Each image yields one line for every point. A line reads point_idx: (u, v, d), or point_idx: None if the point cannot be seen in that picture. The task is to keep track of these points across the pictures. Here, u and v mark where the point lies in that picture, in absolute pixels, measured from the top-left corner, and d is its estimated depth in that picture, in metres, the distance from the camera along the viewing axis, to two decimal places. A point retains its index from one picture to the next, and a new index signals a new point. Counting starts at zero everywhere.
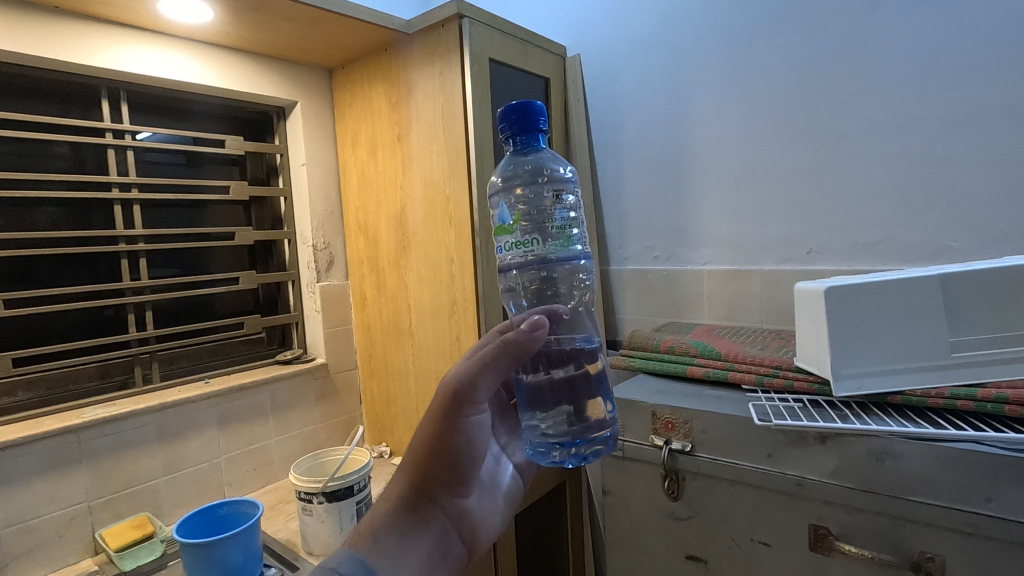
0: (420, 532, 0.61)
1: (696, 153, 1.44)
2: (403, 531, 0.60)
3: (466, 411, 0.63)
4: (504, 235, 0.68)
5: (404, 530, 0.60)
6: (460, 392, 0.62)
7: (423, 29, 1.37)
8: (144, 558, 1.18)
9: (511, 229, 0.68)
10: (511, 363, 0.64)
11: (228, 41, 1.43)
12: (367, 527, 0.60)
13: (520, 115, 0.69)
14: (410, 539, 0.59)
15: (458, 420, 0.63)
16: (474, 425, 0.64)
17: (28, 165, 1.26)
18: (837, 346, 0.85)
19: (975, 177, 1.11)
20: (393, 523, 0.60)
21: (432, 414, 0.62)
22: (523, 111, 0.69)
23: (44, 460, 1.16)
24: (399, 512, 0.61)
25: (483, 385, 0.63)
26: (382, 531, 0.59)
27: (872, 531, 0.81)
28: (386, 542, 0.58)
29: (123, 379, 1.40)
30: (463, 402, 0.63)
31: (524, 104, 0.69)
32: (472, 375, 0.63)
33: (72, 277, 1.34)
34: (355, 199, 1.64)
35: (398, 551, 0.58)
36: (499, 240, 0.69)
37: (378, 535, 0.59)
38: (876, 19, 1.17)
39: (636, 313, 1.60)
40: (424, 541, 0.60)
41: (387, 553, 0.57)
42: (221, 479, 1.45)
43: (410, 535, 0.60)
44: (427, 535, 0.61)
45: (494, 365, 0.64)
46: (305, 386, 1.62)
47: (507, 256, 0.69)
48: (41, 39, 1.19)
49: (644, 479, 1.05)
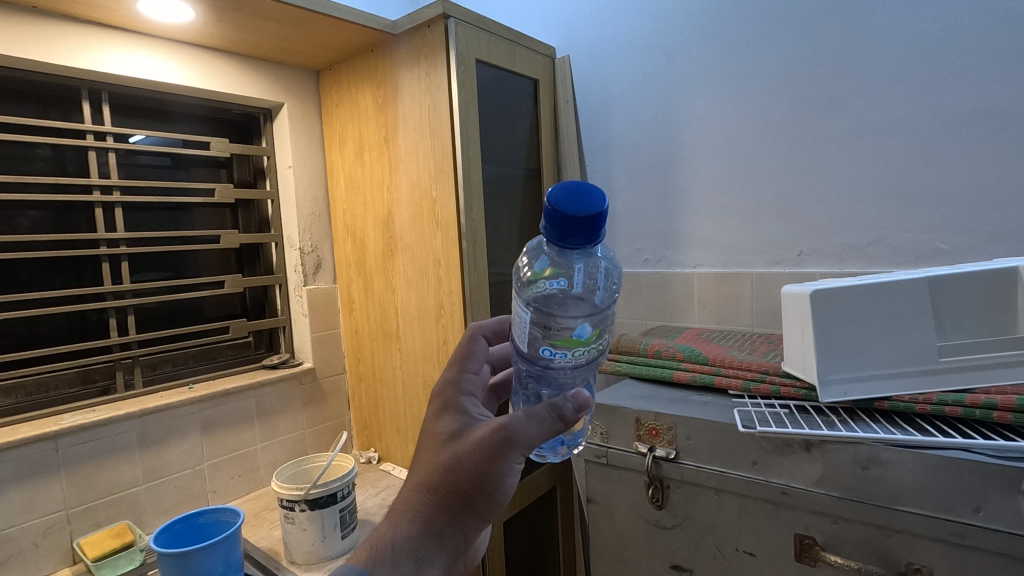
0: (436, 564, 0.55)
1: (686, 154, 1.42)
2: (422, 559, 0.55)
3: (517, 455, 0.57)
4: (576, 342, 0.56)
5: (422, 559, 0.55)
6: (516, 436, 0.56)
7: (410, 29, 1.35)
8: (122, 568, 1.16)
9: (588, 340, 0.57)
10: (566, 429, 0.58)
11: (212, 42, 1.41)
12: (385, 547, 0.54)
13: (577, 224, 0.54)
14: (426, 569, 0.54)
15: (505, 463, 0.57)
16: (516, 468, 0.58)
17: (6, 168, 1.24)
18: (823, 352, 0.83)
19: (965, 178, 1.09)
20: (413, 548, 0.55)
21: (478, 448, 0.57)
22: (586, 218, 0.54)
23: (19, 468, 1.14)
24: (421, 537, 0.55)
25: (538, 436, 0.57)
26: (401, 555, 0.54)
27: (858, 541, 0.79)
28: (404, 569, 0.53)
29: (105, 385, 1.38)
30: (517, 448, 0.57)
31: (580, 211, 0.54)
32: (531, 424, 0.57)
33: (52, 281, 1.31)
34: (342, 202, 1.62)
35: None
36: (569, 349, 0.56)
37: (396, 559, 0.53)
38: (867, 18, 1.16)
39: (626, 317, 1.58)
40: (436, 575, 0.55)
41: None
42: (204, 486, 1.43)
43: (426, 566, 0.55)
44: (442, 569, 0.56)
45: (549, 418, 0.57)
46: (292, 391, 1.60)
47: (567, 361, 0.57)
48: (18, 40, 1.17)
49: (629, 486, 1.03)
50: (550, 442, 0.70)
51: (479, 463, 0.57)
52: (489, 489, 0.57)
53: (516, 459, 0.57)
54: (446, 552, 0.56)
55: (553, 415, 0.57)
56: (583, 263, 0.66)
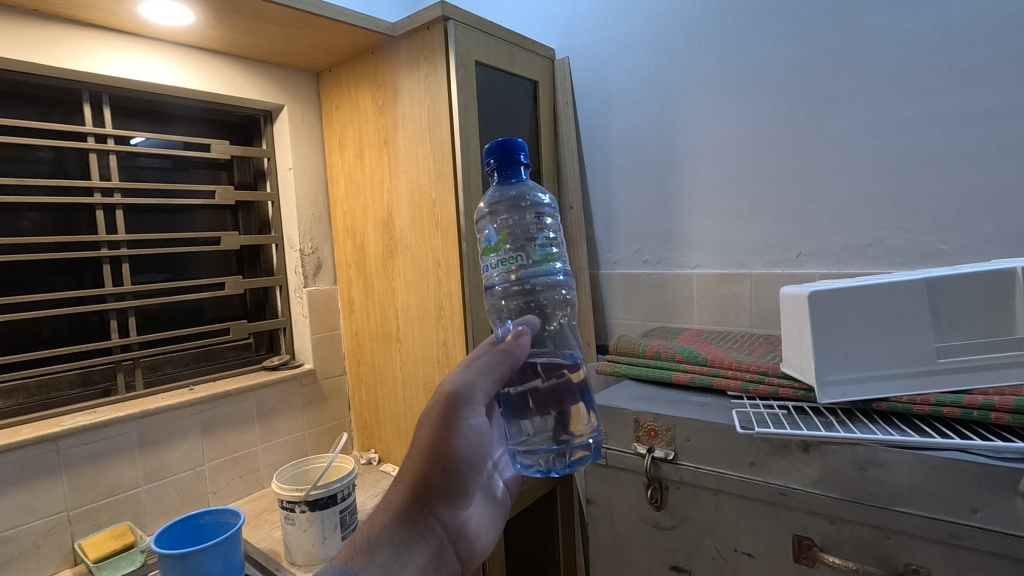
0: (417, 548, 0.62)
1: (685, 154, 1.43)
2: (400, 544, 0.61)
3: (465, 417, 0.65)
4: (489, 253, 0.67)
5: (402, 545, 0.61)
6: (461, 400, 0.65)
7: (409, 31, 1.35)
8: (123, 569, 1.17)
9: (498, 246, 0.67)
10: (507, 369, 0.68)
11: (213, 45, 1.42)
12: (364, 540, 0.61)
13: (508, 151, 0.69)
14: (405, 556, 0.61)
15: (457, 429, 0.65)
16: (469, 426, 0.66)
17: (7, 170, 1.25)
18: (822, 353, 0.83)
19: (964, 178, 1.09)
20: (391, 536, 0.62)
21: (430, 420, 0.65)
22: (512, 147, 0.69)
23: (20, 469, 1.15)
24: (397, 526, 0.62)
25: (479, 384, 0.66)
26: (377, 544, 0.60)
27: (856, 542, 0.79)
28: (383, 556, 0.60)
29: (106, 387, 1.38)
30: (463, 409, 0.65)
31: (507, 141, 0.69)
32: (472, 380, 0.66)
33: (54, 283, 1.32)
34: (343, 203, 1.63)
35: (393, 567, 0.59)
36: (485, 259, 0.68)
37: (375, 550, 0.60)
38: (865, 19, 1.16)
39: (625, 317, 1.58)
40: (420, 559, 0.62)
41: (384, 566, 0.59)
42: (205, 487, 1.43)
43: (406, 552, 0.61)
44: (421, 550, 0.62)
45: (487, 369, 0.67)
46: (292, 392, 1.60)
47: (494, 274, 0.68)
48: (20, 44, 1.18)
49: (628, 487, 1.03)
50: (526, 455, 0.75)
51: (433, 438, 0.65)
52: (449, 458, 0.65)
53: (467, 420, 0.65)
54: (422, 536, 0.63)
55: (493, 358, 0.68)
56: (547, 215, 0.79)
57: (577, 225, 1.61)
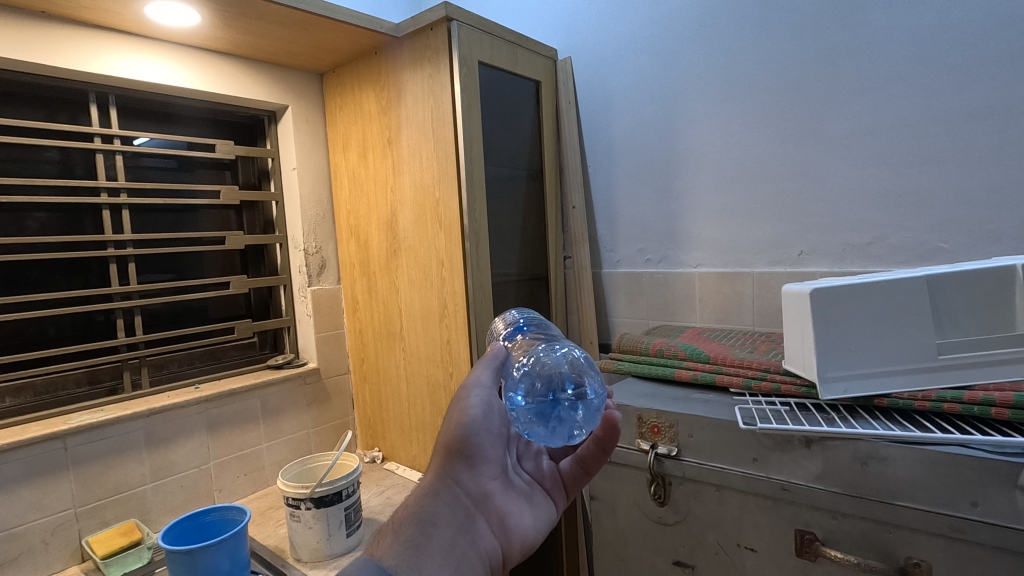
0: (443, 521, 0.62)
1: (686, 154, 1.44)
2: (423, 521, 0.61)
3: (473, 393, 0.71)
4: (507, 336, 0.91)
5: (428, 519, 0.61)
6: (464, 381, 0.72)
7: (413, 32, 1.36)
8: (130, 565, 1.18)
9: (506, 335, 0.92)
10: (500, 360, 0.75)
11: (217, 45, 1.43)
12: (389, 526, 0.61)
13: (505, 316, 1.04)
14: (430, 531, 0.60)
15: (466, 401, 0.70)
16: (480, 399, 0.70)
17: (15, 170, 1.26)
18: (823, 349, 0.84)
19: (964, 177, 1.10)
20: (416, 514, 0.61)
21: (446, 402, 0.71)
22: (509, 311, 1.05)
23: (29, 467, 1.16)
24: (421, 507, 0.62)
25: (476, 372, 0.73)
26: (402, 523, 0.60)
27: (857, 536, 0.80)
28: (407, 533, 0.59)
29: (112, 385, 1.39)
30: (470, 389, 0.71)
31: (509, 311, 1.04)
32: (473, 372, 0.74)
33: (61, 283, 1.33)
34: (346, 203, 1.64)
35: (418, 541, 0.58)
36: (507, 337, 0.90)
37: (399, 529, 0.60)
38: (867, 18, 1.16)
39: (627, 316, 1.59)
40: (445, 532, 0.61)
41: (408, 543, 0.58)
42: (210, 486, 1.44)
43: (432, 526, 0.61)
44: (446, 523, 0.62)
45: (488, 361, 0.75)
46: (297, 391, 1.61)
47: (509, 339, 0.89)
48: (28, 45, 1.19)
49: (631, 483, 1.04)
50: (545, 421, 0.67)
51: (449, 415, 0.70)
52: (464, 428, 0.69)
53: (475, 396, 0.71)
54: (446, 511, 0.63)
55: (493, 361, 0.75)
56: (543, 323, 0.95)
57: (579, 225, 1.62)
